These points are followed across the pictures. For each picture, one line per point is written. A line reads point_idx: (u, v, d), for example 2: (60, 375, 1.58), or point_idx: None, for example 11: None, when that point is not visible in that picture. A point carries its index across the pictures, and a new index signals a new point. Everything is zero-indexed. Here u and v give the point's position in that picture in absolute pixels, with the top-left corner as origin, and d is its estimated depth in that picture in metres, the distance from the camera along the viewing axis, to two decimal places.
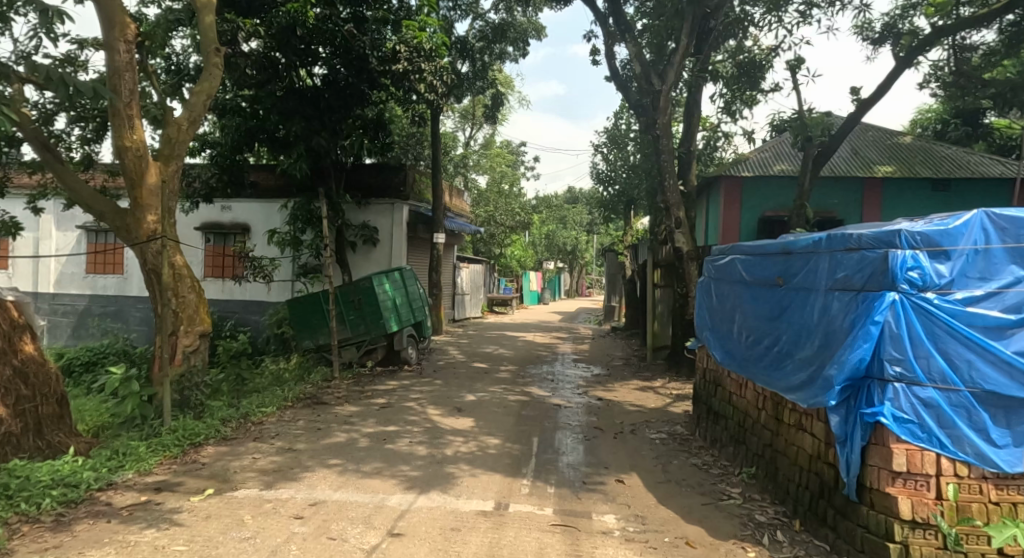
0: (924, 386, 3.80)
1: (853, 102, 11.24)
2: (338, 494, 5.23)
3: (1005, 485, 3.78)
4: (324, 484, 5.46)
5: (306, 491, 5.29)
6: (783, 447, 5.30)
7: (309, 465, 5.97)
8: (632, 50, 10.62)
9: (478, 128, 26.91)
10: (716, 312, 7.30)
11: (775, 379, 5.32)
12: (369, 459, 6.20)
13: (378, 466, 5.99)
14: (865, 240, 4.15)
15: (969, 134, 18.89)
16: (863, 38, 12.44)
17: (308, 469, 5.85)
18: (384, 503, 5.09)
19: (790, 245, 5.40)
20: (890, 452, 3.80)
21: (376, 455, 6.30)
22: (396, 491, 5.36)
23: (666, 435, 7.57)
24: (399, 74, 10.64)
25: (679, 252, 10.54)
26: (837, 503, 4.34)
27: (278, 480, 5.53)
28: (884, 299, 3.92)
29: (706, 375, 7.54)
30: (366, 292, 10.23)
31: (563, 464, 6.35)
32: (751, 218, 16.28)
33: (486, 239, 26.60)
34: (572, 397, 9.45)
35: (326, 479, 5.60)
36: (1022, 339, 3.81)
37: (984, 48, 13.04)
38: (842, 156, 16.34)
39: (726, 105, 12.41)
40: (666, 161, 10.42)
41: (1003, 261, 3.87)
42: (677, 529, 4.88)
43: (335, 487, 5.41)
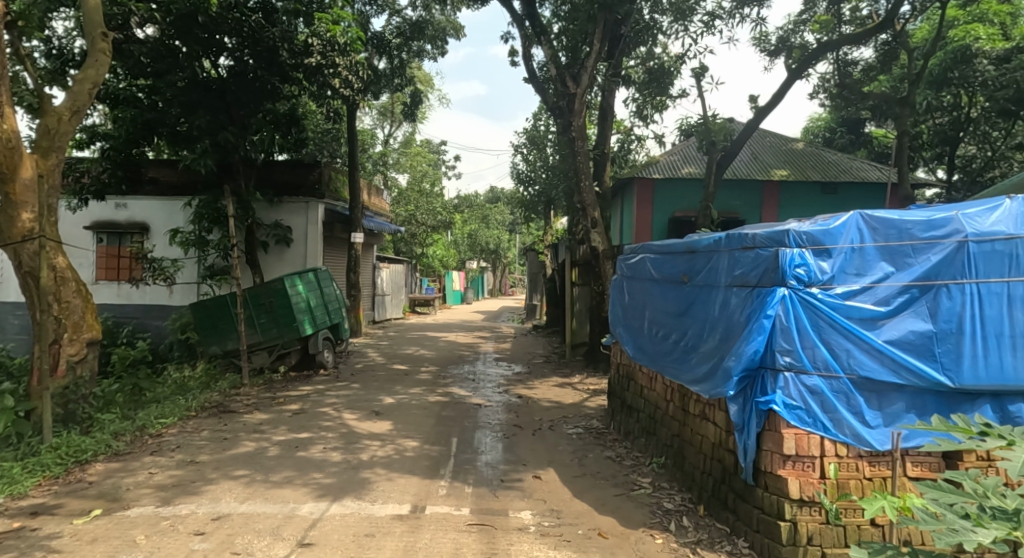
0: (809, 374, 4.10)
1: (752, 110, 11.89)
2: (244, 507, 5.04)
3: (879, 462, 4.10)
4: (229, 496, 5.25)
5: (209, 505, 5.06)
6: (689, 437, 5.56)
7: (213, 478, 5.71)
8: (547, 52, 10.77)
9: (397, 126, 26.58)
10: (628, 309, 7.56)
11: (682, 372, 5.56)
12: (280, 467, 6.01)
13: (289, 475, 5.81)
14: (759, 239, 4.44)
15: (852, 142, 20.43)
16: (761, 49, 13.18)
17: (212, 482, 5.60)
18: (295, 513, 4.95)
19: (694, 244, 5.67)
20: (781, 437, 4.08)
21: (288, 464, 6.11)
22: (307, 499, 5.22)
23: (583, 430, 7.77)
24: (313, 69, 10.38)
25: (595, 252, 10.84)
26: (737, 487, 4.60)
27: (176, 495, 5.27)
28: (775, 295, 4.18)
29: (619, 370, 7.76)
30: (278, 294, 9.87)
31: (481, 463, 6.39)
32: (662, 218, 16.93)
33: (407, 239, 26.35)
34: (492, 396, 9.50)
35: (231, 492, 5.38)
36: (893, 329, 4.13)
37: (863, 64, 14.05)
38: (743, 160, 17.28)
39: (638, 110, 12.73)
40: (581, 162, 10.62)
41: (875, 258, 4.18)
42: (591, 521, 5.03)
43: (241, 499, 5.21)
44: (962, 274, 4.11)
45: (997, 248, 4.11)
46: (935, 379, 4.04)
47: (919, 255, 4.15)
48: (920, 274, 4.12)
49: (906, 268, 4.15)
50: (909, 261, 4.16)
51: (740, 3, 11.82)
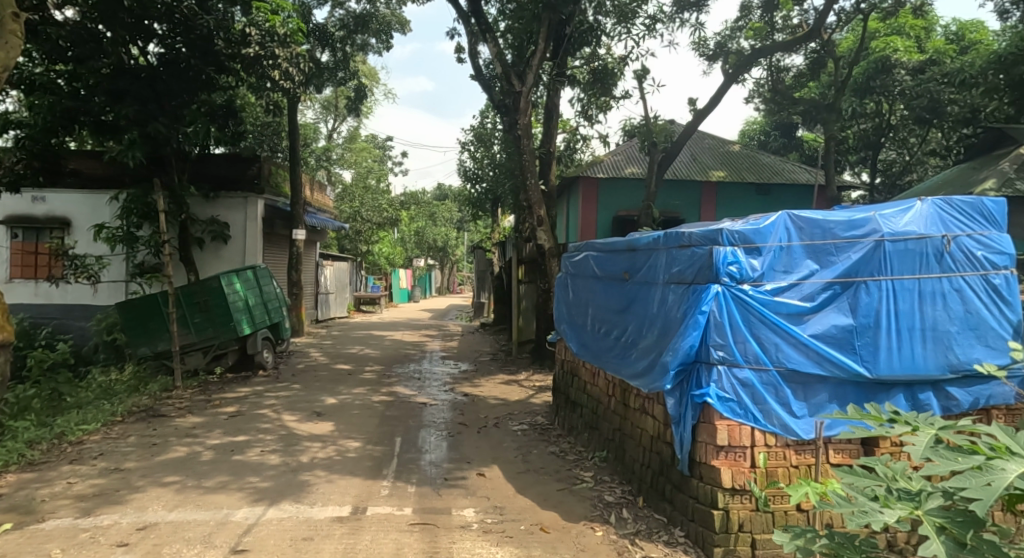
0: (741, 367, 4.27)
1: (691, 112, 12.22)
2: (173, 515, 4.89)
3: (805, 450, 4.32)
4: (157, 504, 5.09)
5: (134, 514, 4.90)
6: (629, 430, 5.70)
7: (140, 485, 5.52)
8: (492, 50, 10.70)
9: (341, 120, 26.10)
10: (572, 306, 7.68)
11: (623, 367, 5.70)
12: (213, 472, 5.85)
13: (223, 480, 5.67)
14: (695, 238, 4.60)
15: (785, 145, 21.32)
16: (700, 54, 13.57)
17: (138, 490, 5.41)
18: (228, 519, 4.85)
19: (634, 242, 5.81)
20: (714, 429, 4.24)
21: (222, 468, 5.96)
22: (242, 505, 5.11)
23: (527, 426, 7.87)
24: (250, 59, 10.11)
25: (541, 249, 10.95)
26: (674, 478, 4.76)
27: (98, 505, 5.07)
28: (709, 291, 4.34)
29: (564, 366, 7.87)
30: (214, 293, 9.58)
31: (424, 462, 6.39)
32: (607, 217, 17.23)
33: (352, 236, 25.94)
34: (437, 395, 9.50)
35: (160, 499, 5.21)
36: (818, 323, 4.34)
37: (795, 70, 14.63)
38: (683, 161, 17.79)
39: (583, 110, 12.91)
40: (527, 161, 10.67)
41: (801, 257, 4.39)
42: (533, 516, 5.10)
43: (170, 507, 5.05)
44: (879, 271, 4.37)
45: (910, 247, 4.40)
46: (854, 371, 4.28)
47: (841, 253, 4.38)
48: (842, 271, 4.36)
49: (830, 266, 4.38)
50: (832, 259, 4.39)
51: (680, 7, 12.14)
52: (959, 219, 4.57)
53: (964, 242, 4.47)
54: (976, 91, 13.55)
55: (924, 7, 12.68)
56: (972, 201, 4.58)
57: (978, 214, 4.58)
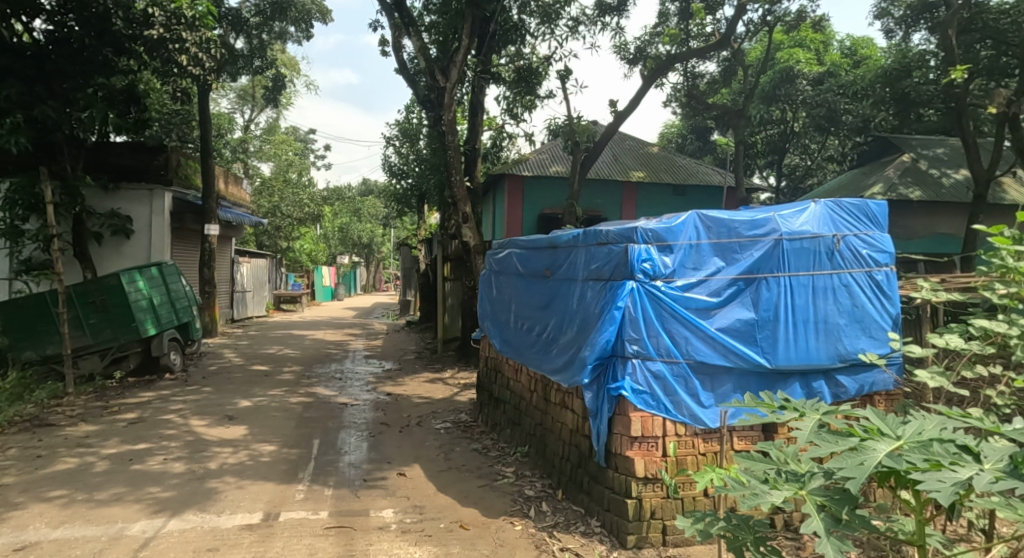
0: (654, 360, 4.44)
1: (612, 114, 12.51)
2: (58, 532, 4.61)
3: (711, 438, 4.54)
4: (40, 522, 4.77)
5: (13, 534, 4.58)
6: (550, 425, 5.81)
7: (21, 502, 5.16)
8: (416, 44, 10.49)
9: (258, 111, 25.13)
10: (496, 303, 7.74)
11: (544, 362, 5.80)
12: (107, 484, 5.54)
13: (119, 491, 5.38)
14: (612, 235, 4.73)
15: (700, 148, 22.22)
16: (621, 57, 13.92)
17: (18, 506, 5.06)
18: (122, 533, 4.61)
19: (555, 240, 5.91)
20: (629, 420, 4.39)
21: (118, 479, 5.65)
22: (139, 517, 4.87)
23: (451, 424, 7.87)
24: (154, 42, 9.52)
25: (467, 246, 10.96)
26: (591, 470, 4.89)
27: None
28: (625, 288, 4.47)
29: (487, 363, 7.92)
30: (113, 291, 9.04)
31: (343, 463, 6.28)
32: (532, 215, 17.38)
33: (270, 231, 24.99)
34: (359, 395, 9.34)
35: (45, 516, 4.89)
36: (724, 317, 4.57)
37: (708, 77, 15.21)
38: (605, 162, 18.22)
39: (509, 109, 12.93)
40: (452, 157, 10.59)
41: (709, 254, 4.60)
42: (453, 514, 5.12)
43: (55, 524, 4.75)
44: (779, 268, 4.64)
45: (805, 246, 4.70)
46: (756, 361, 4.54)
47: (744, 251, 4.62)
48: (746, 268, 4.59)
49: (734, 263, 4.61)
50: (737, 256, 4.62)
51: (601, 11, 12.41)
52: (848, 220, 4.92)
53: (852, 242, 4.83)
54: (867, 103, 14.64)
55: (822, 22, 13.50)
56: (859, 204, 4.95)
57: (865, 216, 4.96)
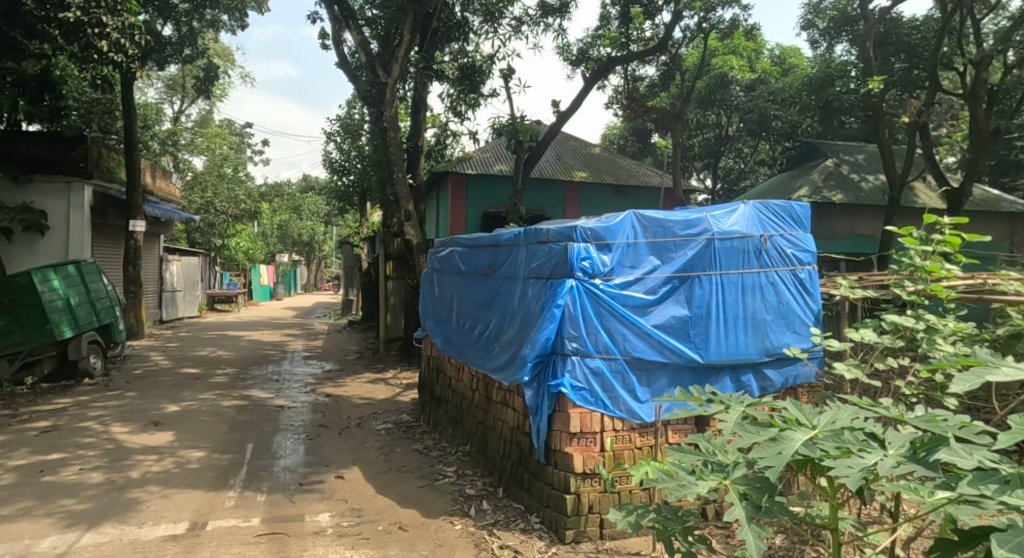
0: (592, 357, 4.51)
1: (555, 114, 12.61)
2: None
3: (647, 432, 4.66)
4: None
5: None
6: (491, 423, 5.83)
7: None
8: (356, 38, 10.29)
9: (189, 102, 24.19)
10: (438, 302, 7.71)
11: (485, 361, 5.81)
12: (15, 498, 5.24)
13: (29, 505, 5.10)
14: (552, 234, 4.78)
15: (641, 149, 22.69)
16: (564, 58, 14.05)
17: None
18: (31, 550, 4.37)
19: (497, 238, 5.93)
20: (568, 417, 4.45)
21: (27, 492, 5.34)
22: (50, 532, 4.62)
23: (392, 424, 7.79)
24: (71, 26, 8.97)
25: (409, 245, 10.87)
26: (531, 467, 4.93)
27: None
28: (564, 286, 4.51)
29: (429, 362, 7.88)
30: (23, 291, 8.54)
31: (277, 468, 6.13)
32: (476, 214, 17.34)
33: (204, 228, 24.10)
34: (297, 397, 9.12)
35: None
36: (660, 314, 4.68)
37: (648, 80, 15.46)
38: (548, 162, 18.37)
39: (453, 107, 12.83)
40: (393, 154, 10.45)
41: (646, 253, 4.69)
42: (392, 516, 5.07)
43: None
44: (710, 267, 4.79)
45: (735, 245, 4.88)
46: (689, 357, 4.68)
47: (679, 250, 4.75)
48: (680, 266, 4.72)
49: (669, 261, 4.72)
50: (672, 255, 4.74)
51: (543, 12, 12.51)
52: (774, 220, 5.13)
53: (777, 241, 5.05)
54: (795, 109, 15.26)
55: (754, 31, 13.98)
56: (784, 205, 5.16)
57: (790, 216, 5.18)
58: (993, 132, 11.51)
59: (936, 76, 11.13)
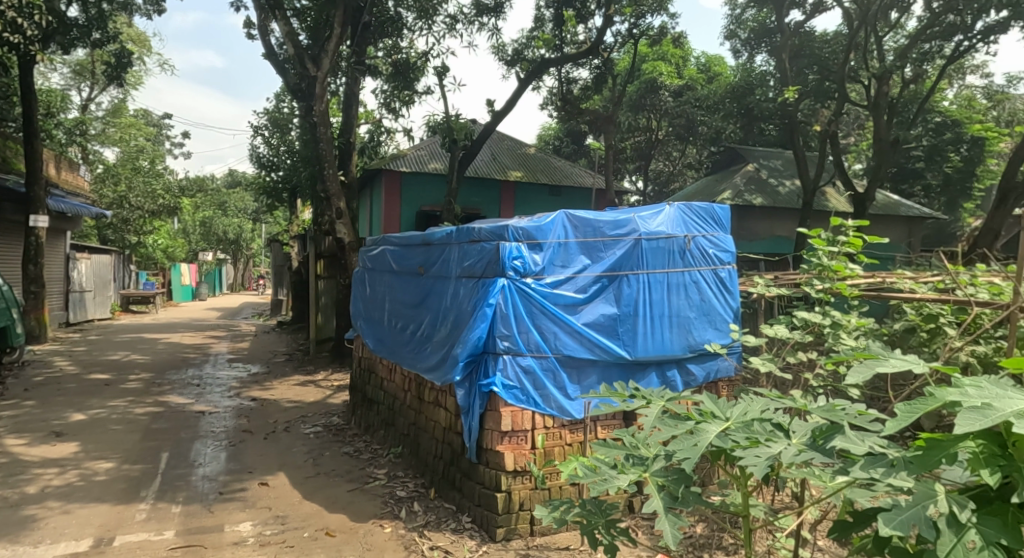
0: (524, 355, 4.55)
1: (490, 113, 12.62)
2: None
3: (577, 428, 4.75)
4: None
5: None
6: (424, 423, 5.79)
7: None
8: (283, 29, 10.00)
9: (99, 90, 22.86)
10: (369, 302, 7.60)
11: (417, 361, 5.76)
12: None
13: None
14: (484, 233, 4.78)
15: (576, 150, 23.01)
16: (499, 58, 14.09)
17: None
18: None
19: (429, 237, 5.88)
20: (499, 415, 4.47)
21: None
22: None
23: (321, 428, 7.62)
24: None
25: (341, 243, 10.67)
26: (463, 467, 4.94)
27: None
28: (496, 285, 4.52)
29: (360, 363, 7.76)
30: None
31: (195, 477, 5.90)
32: (410, 212, 17.12)
33: (117, 224, 22.85)
34: (219, 402, 8.79)
35: None
36: (589, 312, 4.77)
37: (582, 83, 15.66)
38: (483, 161, 18.38)
39: (387, 103, 12.64)
40: (324, 150, 10.21)
41: (576, 252, 4.76)
42: (318, 522, 4.97)
43: None
44: (637, 266, 4.92)
45: (661, 245, 5.03)
46: (618, 354, 4.79)
47: (608, 249, 4.84)
48: (609, 266, 4.82)
49: (599, 261, 4.81)
50: (601, 254, 4.83)
51: (478, 11, 12.51)
52: (697, 222, 5.32)
53: (700, 242, 5.24)
54: (720, 116, 15.84)
55: (681, 39, 14.41)
56: (707, 207, 5.36)
57: (711, 218, 5.38)
58: (894, 141, 12.27)
59: (844, 88, 11.80)
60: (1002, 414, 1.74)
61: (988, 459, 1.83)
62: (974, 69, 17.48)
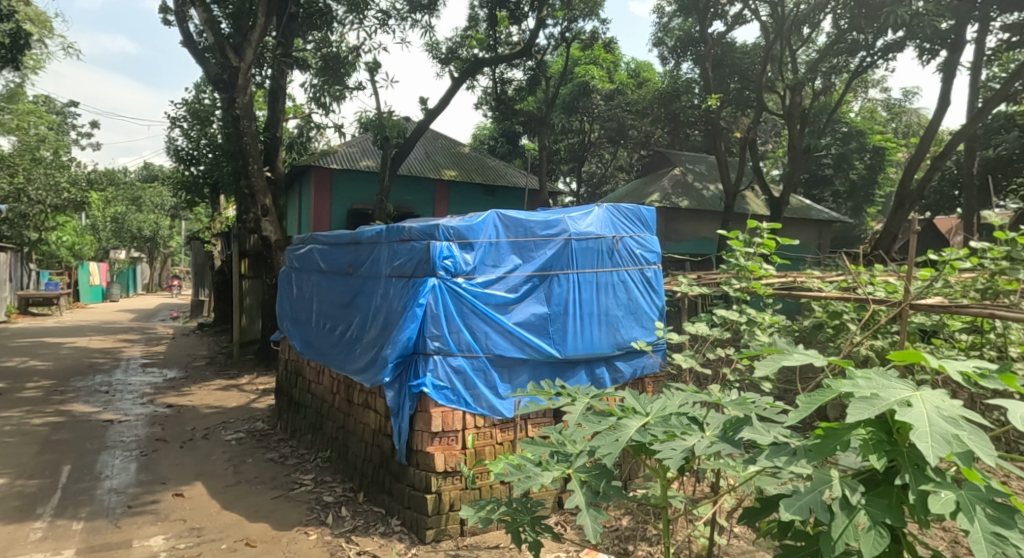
0: (455, 355, 4.52)
1: (423, 111, 12.50)
2: None
3: (508, 427, 4.76)
4: None
5: None
6: (353, 426, 5.68)
7: None
8: (202, 17, 9.58)
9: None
10: (296, 303, 7.38)
11: (346, 363, 5.64)
12: None
13: None
14: (414, 232, 4.73)
15: (511, 150, 23.07)
16: (433, 56, 13.97)
17: None
18: None
19: (358, 236, 5.77)
20: (430, 416, 4.44)
21: None
22: None
23: (243, 434, 7.36)
24: None
25: (267, 241, 10.35)
26: (392, 469, 4.87)
27: None
28: (426, 285, 4.48)
29: (287, 365, 7.54)
30: None
31: (101, 490, 5.58)
32: (341, 210, 16.74)
33: (16, 219, 21.29)
34: (130, 410, 8.35)
35: None
36: (521, 312, 4.79)
37: (516, 83, 15.71)
38: (417, 159, 18.19)
39: (316, 97, 12.32)
40: (248, 144, 9.86)
41: (507, 252, 4.78)
42: (238, 532, 4.79)
43: None
44: (568, 266, 4.98)
45: (590, 245, 5.11)
46: (548, 352, 4.83)
47: (539, 249, 4.88)
48: (540, 265, 4.86)
49: (529, 260, 4.84)
50: (532, 254, 4.86)
51: (412, 8, 12.38)
52: (625, 222, 5.44)
53: (628, 242, 5.36)
54: (648, 120, 16.22)
55: (611, 44, 14.67)
56: (634, 208, 5.48)
57: (639, 219, 5.51)
58: (807, 149, 12.91)
59: (762, 98, 12.28)
60: (887, 403, 1.88)
61: (875, 445, 1.95)
62: (876, 83, 18.67)
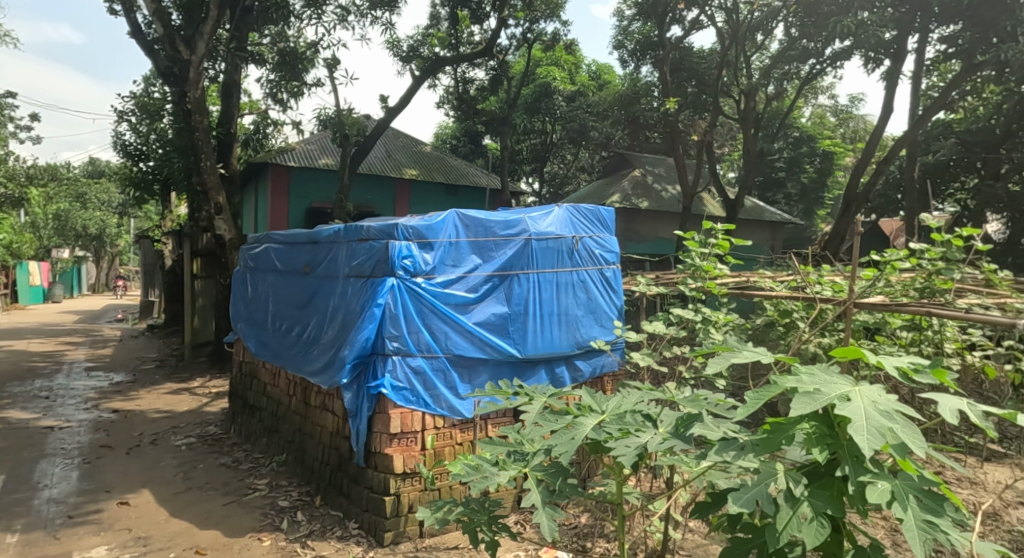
0: (414, 356, 4.47)
1: (383, 109, 12.36)
2: None
3: (468, 427, 4.74)
4: None
5: None
6: (310, 429, 5.57)
7: None
8: (151, 8, 9.28)
9: None
10: (252, 303, 7.22)
11: (303, 364, 5.53)
12: None
13: None
14: (372, 232, 4.66)
15: (473, 150, 23.00)
16: (394, 54, 13.83)
17: None
18: None
19: (316, 235, 5.66)
20: (388, 417, 4.38)
21: None
22: None
23: (195, 439, 7.16)
24: None
25: (220, 240, 10.09)
26: (350, 472, 4.79)
27: None
28: (385, 284, 4.42)
29: (241, 368, 7.36)
30: None
31: (40, 501, 5.36)
32: (299, 209, 16.45)
33: None
34: (73, 415, 8.04)
35: None
36: (481, 311, 4.78)
37: (478, 83, 15.67)
38: (378, 158, 17.99)
39: (273, 93, 12.06)
40: (200, 140, 9.60)
41: (467, 252, 4.75)
42: (187, 541, 4.65)
43: None
44: (528, 266, 4.98)
45: (550, 245, 5.12)
46: (508, 352, 4.82)
47: (499, 249, 4.87)
48: (500, 265, 4.85)
49: (489, 260, 4.83)
50: (492, 254, 4.84)
51: (372, 4, 12.23)
52: (585, 222, 5.47)
53: (587, 243, 5.39)
54: (608, 122, 16.36)
55: (572, 45, 14.75)
56: (593, 209, 5.52)
57: (598, 219, 5.54)
58: (761, 152, 13.22)
59: (718, 101, 12.52)
60: (829, 397, 1.91)
61: (818, 438, 1.99)
62: (827, 89, 19.21)
